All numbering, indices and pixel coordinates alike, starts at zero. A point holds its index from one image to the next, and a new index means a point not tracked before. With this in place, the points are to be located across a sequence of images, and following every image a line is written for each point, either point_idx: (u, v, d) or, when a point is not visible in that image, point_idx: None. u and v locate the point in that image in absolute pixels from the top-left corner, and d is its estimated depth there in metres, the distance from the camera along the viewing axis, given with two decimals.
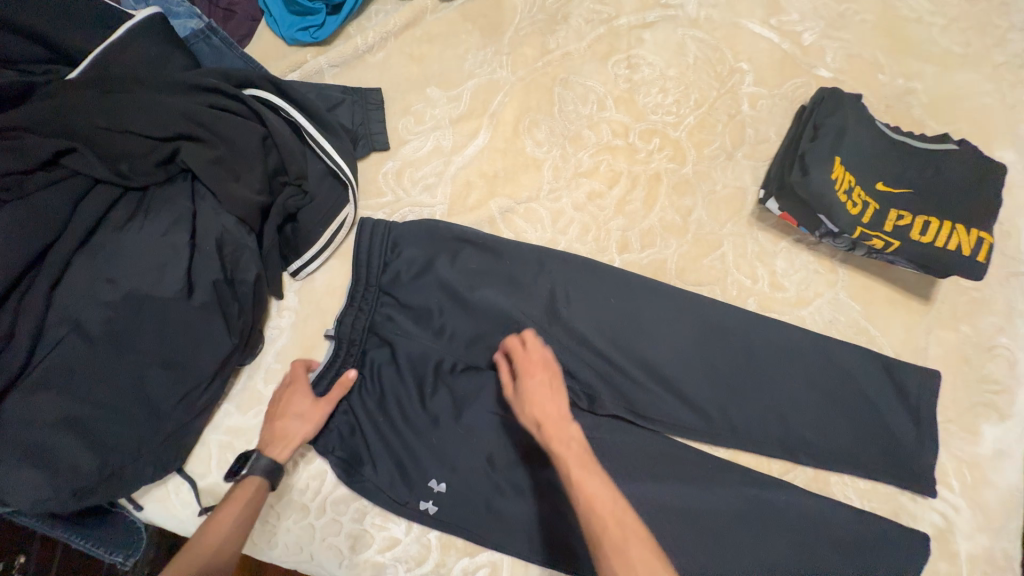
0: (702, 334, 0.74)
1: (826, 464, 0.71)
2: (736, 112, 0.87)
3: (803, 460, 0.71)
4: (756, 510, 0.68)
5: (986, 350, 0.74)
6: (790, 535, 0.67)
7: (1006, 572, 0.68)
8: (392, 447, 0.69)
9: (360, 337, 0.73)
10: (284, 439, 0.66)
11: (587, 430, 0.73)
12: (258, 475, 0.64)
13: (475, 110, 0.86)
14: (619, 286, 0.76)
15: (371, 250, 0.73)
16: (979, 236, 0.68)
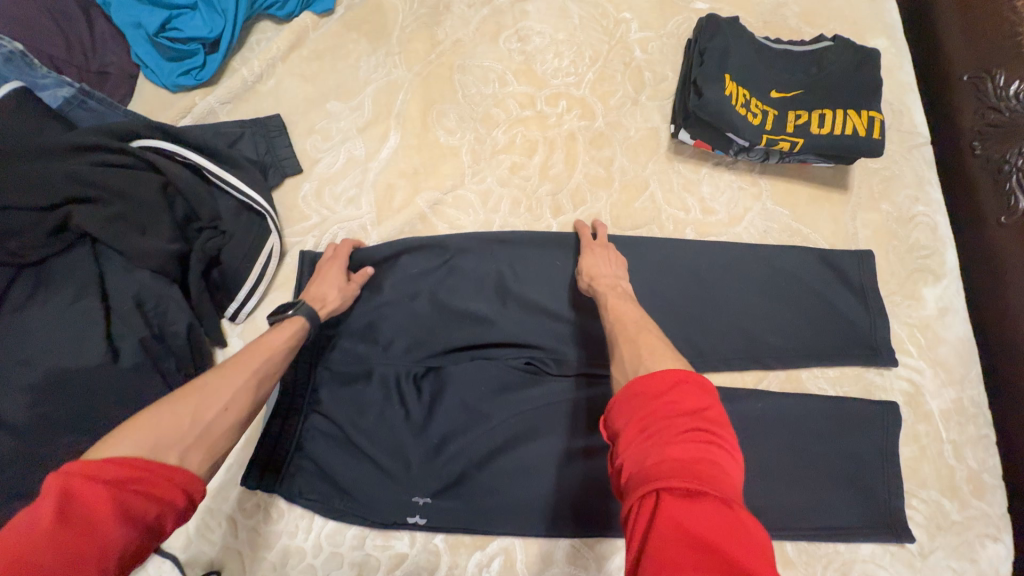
0: (650, 273, 0.75)
1: (793, 363, 0.73)
2: (632, 58, 0.89)
3: (773, 365, 0.73)
4: (743, 426, 0.70)
5: (908, 221, 0.81)
6: (777, 437, 0.70)
7: (975, 417, 0.74)
8: (369, 467, 0.68)
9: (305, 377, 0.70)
10: (320, 299, 0.67)
11: (560, 395, 0.72)
12: (303, 314, 0.62)
13: (380, 113, 0.85)
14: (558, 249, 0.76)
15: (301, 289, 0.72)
16: (870, 116, 0.74)
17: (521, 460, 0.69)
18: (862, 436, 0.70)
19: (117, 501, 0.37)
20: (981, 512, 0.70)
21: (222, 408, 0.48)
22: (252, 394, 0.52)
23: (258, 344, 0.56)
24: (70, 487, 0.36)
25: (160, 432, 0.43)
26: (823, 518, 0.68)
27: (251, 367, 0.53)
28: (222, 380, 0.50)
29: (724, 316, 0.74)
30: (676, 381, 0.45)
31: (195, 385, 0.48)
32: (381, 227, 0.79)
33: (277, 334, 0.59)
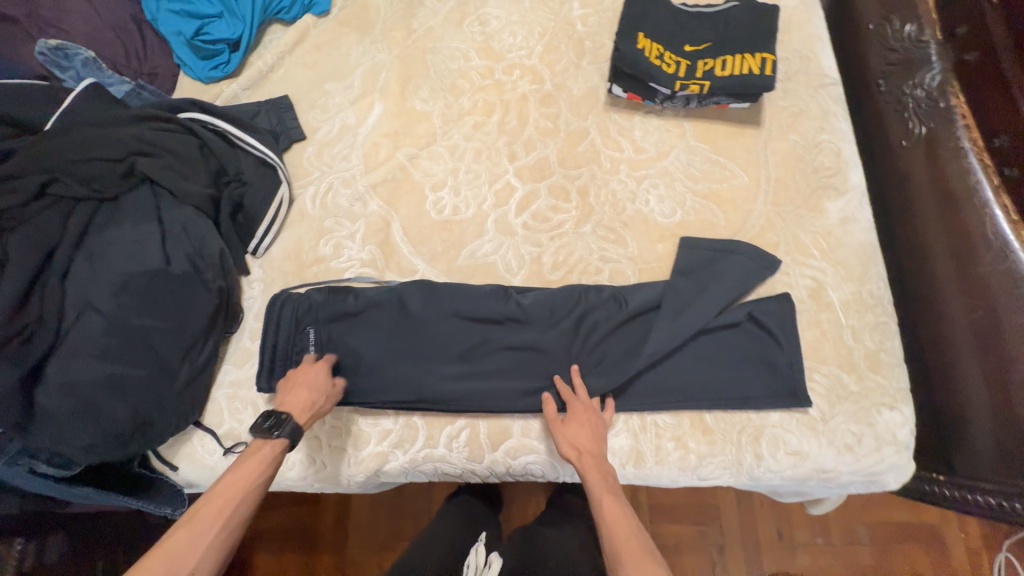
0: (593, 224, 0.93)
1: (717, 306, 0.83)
2: (574, 31, 1.07)
3: (700, 300, 0.84)
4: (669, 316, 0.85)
5: (815, 148, 0.94)
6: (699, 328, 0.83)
7: (873, 307, 0.85)
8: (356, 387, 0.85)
9: (297, 326, 0.84)
10: (309, 411, 0.74)
11: (512, 345, 0.85)
12: (286, 436, 0.70)
13: (367, 89, 1.04)
14: (499, 394, 0.84)
15: (290, 306, 0.84)
16: (763, 57, 0.89)
17: (484, 362, 0.85)
18: (770, 322, 0.83)
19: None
20: (878, 384, 0.81)
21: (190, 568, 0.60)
22: (226, 539, 0.63)
23: (220, 490, 0.65)
24: None
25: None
26: (737, 389, 0.81)
27: (224, 510, 0.64)
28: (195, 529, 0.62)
29: (653, 300, 0.85)
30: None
31: (167, 550, 0.60)
32: (369, 177, 0.98)
33: (253, 465, 0.68)
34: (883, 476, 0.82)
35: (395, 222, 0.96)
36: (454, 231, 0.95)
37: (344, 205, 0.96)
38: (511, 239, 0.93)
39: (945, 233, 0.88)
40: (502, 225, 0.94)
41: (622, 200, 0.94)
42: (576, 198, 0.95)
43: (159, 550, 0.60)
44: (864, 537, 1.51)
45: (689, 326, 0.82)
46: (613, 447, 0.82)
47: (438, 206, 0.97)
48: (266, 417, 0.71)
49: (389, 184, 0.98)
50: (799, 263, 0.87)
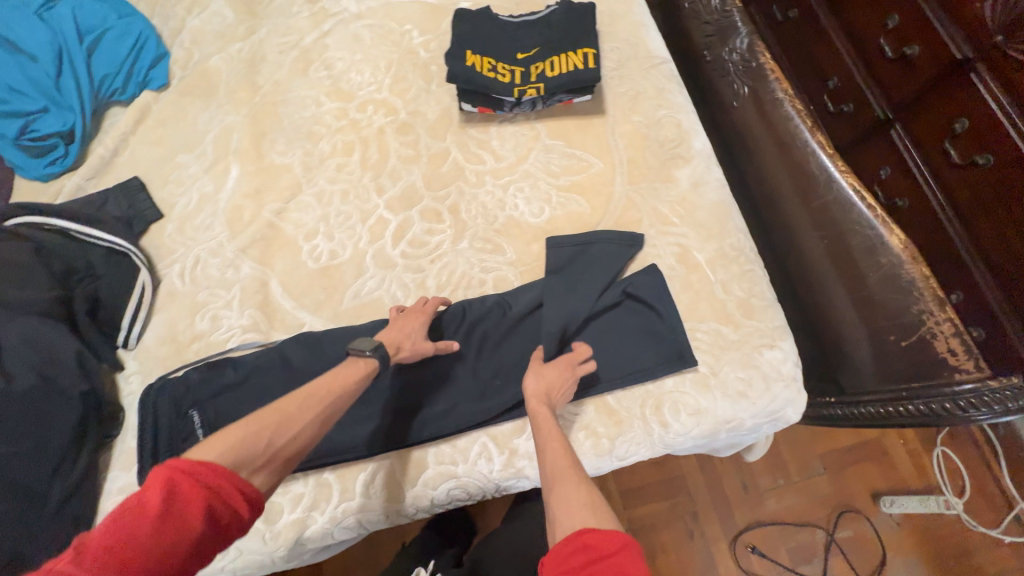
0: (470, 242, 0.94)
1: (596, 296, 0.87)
2: (419, 59, 1.10)
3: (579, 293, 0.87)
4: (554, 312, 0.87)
5: (657, 124, 1.00)
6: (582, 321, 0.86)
7: (738, 258, 0.91)
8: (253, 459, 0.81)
9: (178, 411, 0.80)
10: (397, 345, 0.78)
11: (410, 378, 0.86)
12: (377, 355, 0.74)
13: (221, 154, 1.03)
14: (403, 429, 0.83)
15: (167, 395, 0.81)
16: (585, 52, 0.95)
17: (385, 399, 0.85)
18: (643, 295, 0.88)
19: (200, 497, 0.53)
20: (755, 328, 0.86)
21: (295, 433, 0.63)
22: (321, 422, 0.66)
23: (330, 378, 0.70)
24: (174, 484, 0.52)
25: (242, 440, 0.58)
26: (629, 363, 0.85)
27: (322, 400, 0.67)
28: (295, 406, 0.64)
29: (536, 300, 0.87)
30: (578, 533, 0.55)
31: (276, 411, 0.63)
32: (236, 240, 0.95)
33: (351, 371, 0.72)
34: (784, 412, 0.86)
35: (273, 280, 0.93)
36: (334, 276, 0.93)
37: (215, 274, 0.93)
38: (392, 270, 0.93)
39: (788, 174, 0.95)
40: (381, 259, 0.94)
41: (493, 209, 0.97)
42: (448, 217, 0.97)
43: (270, 411, 0.63)
44: (819, 468, 1.57)
45: (573, 315, 0.85)
46: (528, 451, 0.82)
47: (315, 254, 0.95)
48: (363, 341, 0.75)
49: (260, 242, 0.96)
50: (662, 233, 0.92)
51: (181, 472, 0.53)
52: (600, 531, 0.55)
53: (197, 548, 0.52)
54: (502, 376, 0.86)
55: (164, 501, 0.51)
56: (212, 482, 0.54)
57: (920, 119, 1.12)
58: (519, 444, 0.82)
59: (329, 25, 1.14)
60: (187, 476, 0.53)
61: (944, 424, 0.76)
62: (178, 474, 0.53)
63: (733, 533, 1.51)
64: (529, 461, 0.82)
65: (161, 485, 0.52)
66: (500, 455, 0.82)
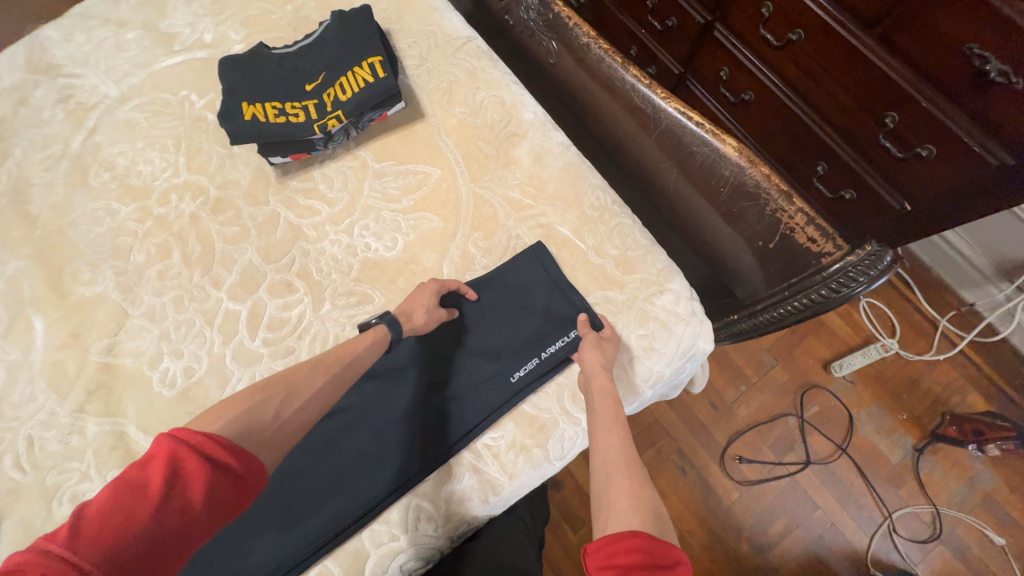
0: (336, 301, 0.86)
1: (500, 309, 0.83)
2: (209, 124, 0.97)
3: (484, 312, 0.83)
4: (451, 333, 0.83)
5: (481, 108, 0.94)
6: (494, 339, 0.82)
7: (602, 217, 0.88)
8: None
9: None
10: (405, 313, 0.77)
11: (321, 467, 0.76)
12: (383, 325, 0.74)
13: (16, 311, 0.87)
14: (327, 526, 0.72)
15: None
16: (372, 62, 0.86)
17: (292, 507, 0.73)
18: (529, 282, 0.84)
19: (203, 471, 0.51)
20: (639, 281, 0.84)
21: (300, 406, 0.63)
22: (328, 394, 0.66)
23: (340, 348, 0.70)
24: (177, 457, 0.50)
25: (247, 412, 0.58)
26: (528, 358, 0.80)
27: (331, 370, 0.67)
28: (300, 381, 0.64)
29: (444, 333, 0.83)
30: (630, 534, 0.53)
31: (282, 381, 0.63)
32: (69, 402, 0.82)
33: (360, 343, 0.71)
34: (697, 347, 0.84)
35: (130, 427, 0.81)
36: (197, 396, 0.82)
37: (57, 449, 0.79)
38: (258, 365, 0.83)
39: (624, 115, 0.91)
40: (242, 357, 0.84)
41: (345, 257, 0.88)
42: (300, 283, 0.87)
43: (277, 382, 0.63)
44: (772, 362, 1.62)
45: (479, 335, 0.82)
46: (466, 493, 0.76)
47: (168, 379, 0.83)
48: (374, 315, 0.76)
49: (98, 393, 0.83)
50: (522, 220, 0.87)
51: (183, 446, 0.51)
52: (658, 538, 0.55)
53: (200, 523, 0.50)
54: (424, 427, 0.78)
55: (166, 476, 0.49)
56: (213, 454, 0.52)
57: (733, 14, 1.16)
58: (453, 489, 0.76)
59: (93, 119, 0.99)
60: (191, 450, 0.51)
61: (827, 312, 0.75)
62: (179, 446, 0.51)
63: (718, 453, 1.53)
64: (472, 502, 0.77)
65: (164, 459, 0.50)
66: (439, 510, 0.76)
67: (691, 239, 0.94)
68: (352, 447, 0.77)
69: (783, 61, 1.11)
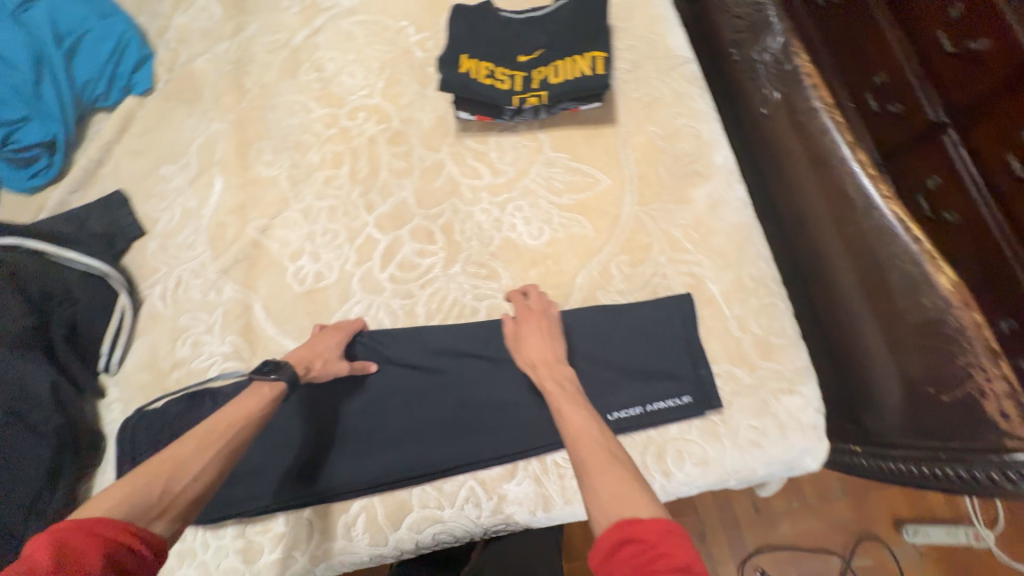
0: (467, 266, 0.87)
1: (626, 339, 0.79)
2: (415, 59, 1.01)
3: (607, 336, 0.79)
4: (564, 343, 0.80)
5: (674, 135, 0.90)
6: (607, 366, 0.78)
7: (758, 291, 0.81)
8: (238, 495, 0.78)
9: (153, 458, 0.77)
10: (304, 363, 0.75)
11: (409, 414, 0.81)
12: (286, 378, 0.70)
13: (205, 165, 0.97)
14: (395, 468, 0.78)
15: (140, 442, 0.78)
16: (594, 57, 0.85)
17: (376, 438, 0.80)
18: (665, 325, 0.79)
19: (98, 550, 0.47)
20: (772, 371, 0.77)
21: (193, 477, 0.58)
22: (232, 452, 0.62)
23: (230, 412, 0.65)
24: (61, 538, 0.47)
25: (133, 493, 0.53)
26: (630, 401, 0.76)
27: (224, 433, 0.62)
28: (188, 452, 0.59)
29: (560, 337, 0.80)
30: (620, 527, 0.50)
31: (168, 456, 0.58)
32: (219, 261, 0.91)
33: (253, 402, 0.66)
34: (801, 461, 0.77)
35: (256, 304, 0.89)
36: (319, 300, 0.88)
37: (197, 297, 0.89)
38: (380, 296, 0.87)
39: (820, 196, 0.83)
40: (368, 282, 0.88)
41: (489, 229, 0.89)
42: (441, 237, 0.89)
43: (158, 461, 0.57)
44: (838, 495, 1.44)
45: (595, 354, 0.79)
46: (518, 497, 0.77)
47: (300, 276, 0.90)
48: (264, 364, 0.70)
49: (242, 263, 0.91)
50: (675, 261, 0.83)
51: (67, 530, 0.48)
52: (646, 519, 0.50)
53: None
54: (509, 421, 0.80)
55: (53, 553, 0.45)
56: (108, 530, 0.49)
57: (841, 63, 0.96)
58: (509, 489, 0.77)
59: (320, 21, 1.06)
60: (77, 529, 0.48)
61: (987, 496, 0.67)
62: (63, 530, 0.47)
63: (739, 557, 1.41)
64: (520, 506, 0.77)
65: (47, 542, 0.46)
66: (489, 501, 0.77)
67: (829, 348, 0.86)
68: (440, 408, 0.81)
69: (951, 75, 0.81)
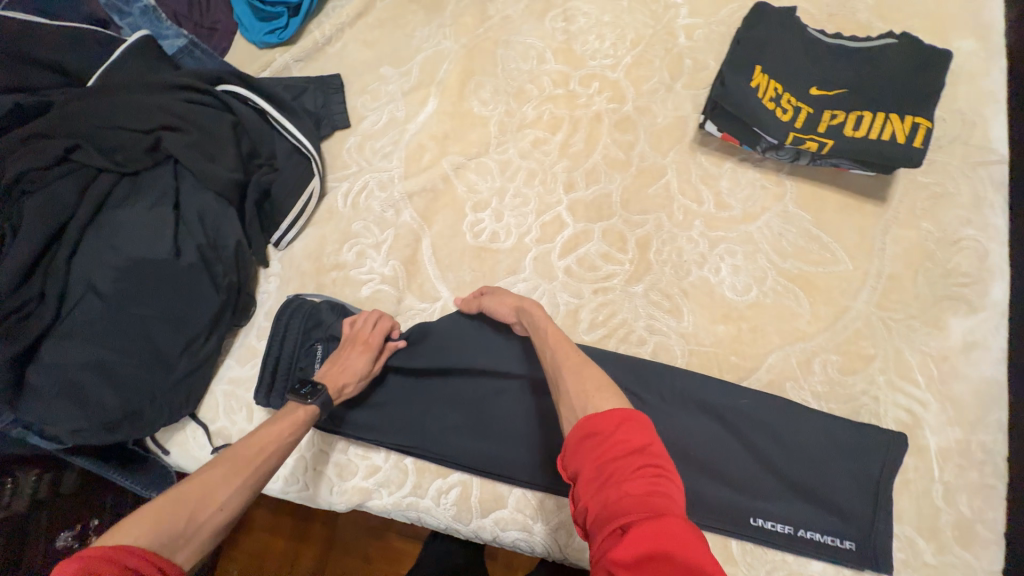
0: (650, 293, 0.79)
1: (809, 450, 0.67)
2: (675, 45, 0.89)
3: (789, 437, 0.68)
4: (733, 422, 0.70)
5: (952, 244, 0.73)
6: (775, 468, 0.68)
7: (985, 466, 0.67)
8: (354, 419, 0.77)
9: (296, 351, 0.77)
10: (339, 386, 0.71)
11: (538, 416, 0.76)
12: (317, 404, 0.67)
13: (424, 81, 0.93)
14: (504, 462, 0.74)
15: (289, 329, 0.78)
16: (915, 122, 0.68)
17: (497, 425, 0.76)
18: (863, 457, 0.66)
19: None
20: (962, 563, 0.64)
21: (219, 506, 0.53)
22: (256, 485, 0.57)
23: (254, 440, 0.60)
24: (88, 566, 0.41)
25: (160, 518, 0.48)
26: (784, 517, 0.66)
27: (253, 462, 0.58)
28: (211, 477, 0.54)
29: (735, 411, 0.70)
30: (590, 429, 0.47)
31: (194, 479, 0.53)
32: (406, 182, 0.88)
33: (283, 427, 0.63)
34: None
35: (426, 239, 0.86)
36: (486, 261, 0.84)
37: (375, 209, 0.87)
38: (548, 283, 0.81)
39: None
40: (541, 264, 0.82)
41: (689, 262, 0.79)
42: (634, 249, 0.81)
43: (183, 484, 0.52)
44: None
45: (768, 450, 0.68)
46: None
47: (476, 229, 0.86)
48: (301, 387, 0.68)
49: (427, 194, 0.88)
50: (894, 388, 0.69)
51: (93, 557, 0.42)
52: (609, 410, 0.49)
53: None
54: None
55: None
56: (137, 560, 0.44)
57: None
58: None
59: None
60: (104, 558, 0.42)
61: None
62: (89, 558, 0.42)
63: None
64: None
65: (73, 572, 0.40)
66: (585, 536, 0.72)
67: None
68: None
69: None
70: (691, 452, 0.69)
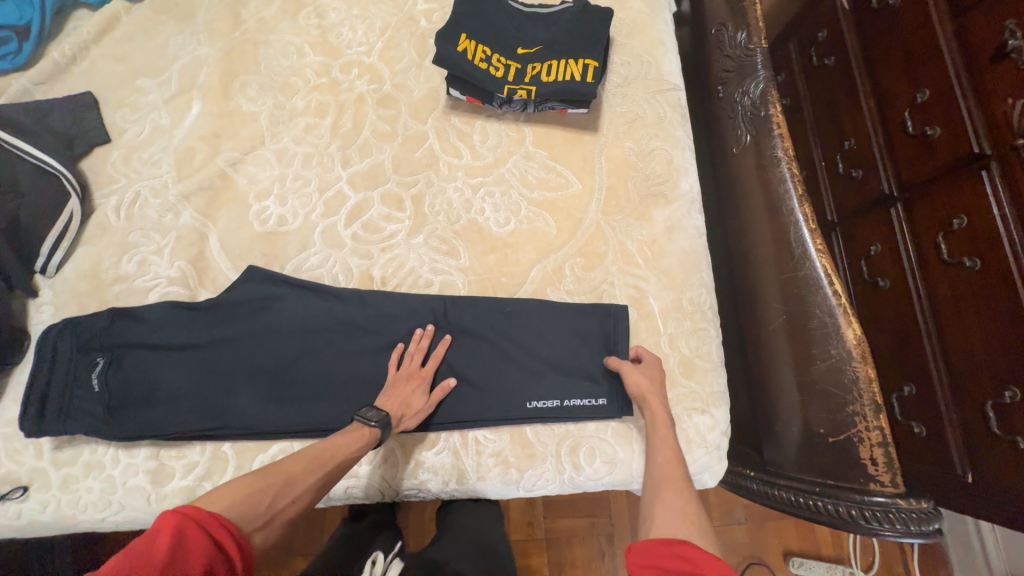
0: (429, 241, 0.89)
1: (565, 333, 0.84)
2: (418, 28, 1.01)
3: (545, 330, 0.84)
4: (504, 328, 0.84)
5: (648, 155, 0.94)
6: (543, 357, 0.83)
7: (694, 314, 0.87)
8: (147, 419, 0.76)
9: (73, 368, 0.76)
10: (400, 416, 0.75)
11: (340, 368, 0.82)
12: (382, 427, 0.72)
13: (185, 87, 0.95)
14: (313, 419, 0.79)
15: (59, 351, 0.77)
16: (585, 63, 0.87)
17: (302, 386, 0.80)
18: (601, 328, 0.84)
19: (203, 548, 0.51)
20: (690, 390, 0.84)
21: (295, 497, 0.62)
22: (323, 486, 0.66)
23: (337, 444, 0.69)
24: (183, 526, 0.51)
25: (247, 497, 0.58)
26: (551, 393, 0.81)
27: (323, 467, 0.66)
28: (304, 475, 0.64)
29: (503, 320, 0.84)
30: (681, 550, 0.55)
31: (281, 471, 0.63)
32: (181, 184, 0.90)
33: (355, 440, 0.70)
34: (699, 477, 0.84)
35: (212, 235, 0.88)
36: (276, 244, 0.88)
37: (151, 216, 0.88)
38: (339, 251, 0.88)
39: (771, 264, 0.87)
40: (329, 236, 0.89)
41: (457, 208, 0.91)
42: (410, 206, 0.91)
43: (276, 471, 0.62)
44: (741, 516, 1.30)
45: (532, 343, 0.84)
46: (434, 466, 0.80)
47: (263, 216, 0.90)
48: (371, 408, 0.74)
49: (206, 192, 0.90)
50: (624, 272, 0.87)
51: (189, 520, 0.52)
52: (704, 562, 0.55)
53: None
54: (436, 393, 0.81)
55: (169, 547, 0.49)
56: (216, 533, 0.53)
57: (884, 69, 1.00)
58: (427, 457, 0.80)
59: None
60: (195, 522, 0.52)
61: (934, 494, 0.87)
62: (184, 522, 0.51)
63: None
64: (435, 475, 0.80)
65: (171, 529, 0.50)
66: (405, 464, 0.80)
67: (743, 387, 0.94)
68: (371, 368, 0.82)
69: (910, 159, 0.94)
70: (475, 363, 0.83)
